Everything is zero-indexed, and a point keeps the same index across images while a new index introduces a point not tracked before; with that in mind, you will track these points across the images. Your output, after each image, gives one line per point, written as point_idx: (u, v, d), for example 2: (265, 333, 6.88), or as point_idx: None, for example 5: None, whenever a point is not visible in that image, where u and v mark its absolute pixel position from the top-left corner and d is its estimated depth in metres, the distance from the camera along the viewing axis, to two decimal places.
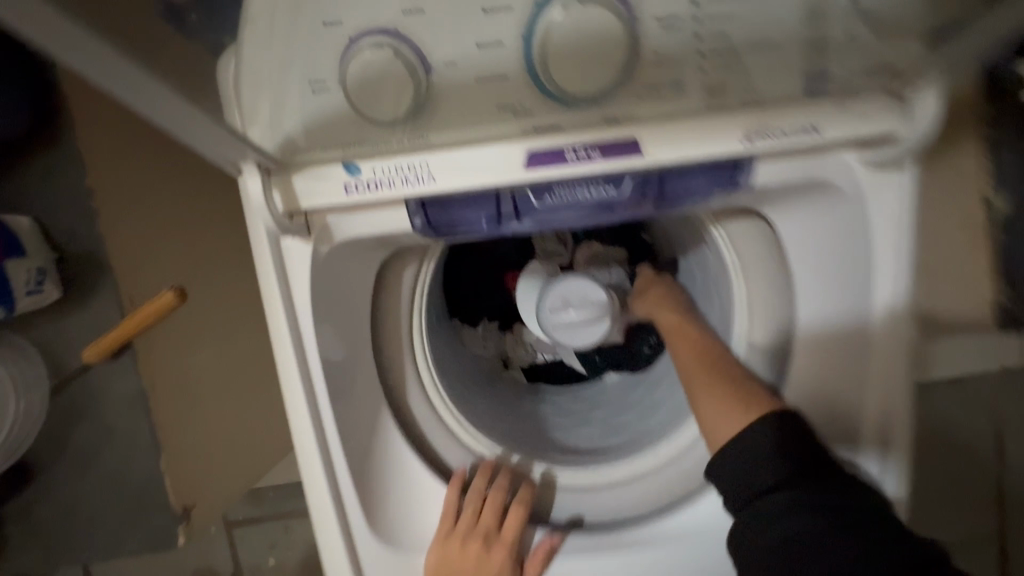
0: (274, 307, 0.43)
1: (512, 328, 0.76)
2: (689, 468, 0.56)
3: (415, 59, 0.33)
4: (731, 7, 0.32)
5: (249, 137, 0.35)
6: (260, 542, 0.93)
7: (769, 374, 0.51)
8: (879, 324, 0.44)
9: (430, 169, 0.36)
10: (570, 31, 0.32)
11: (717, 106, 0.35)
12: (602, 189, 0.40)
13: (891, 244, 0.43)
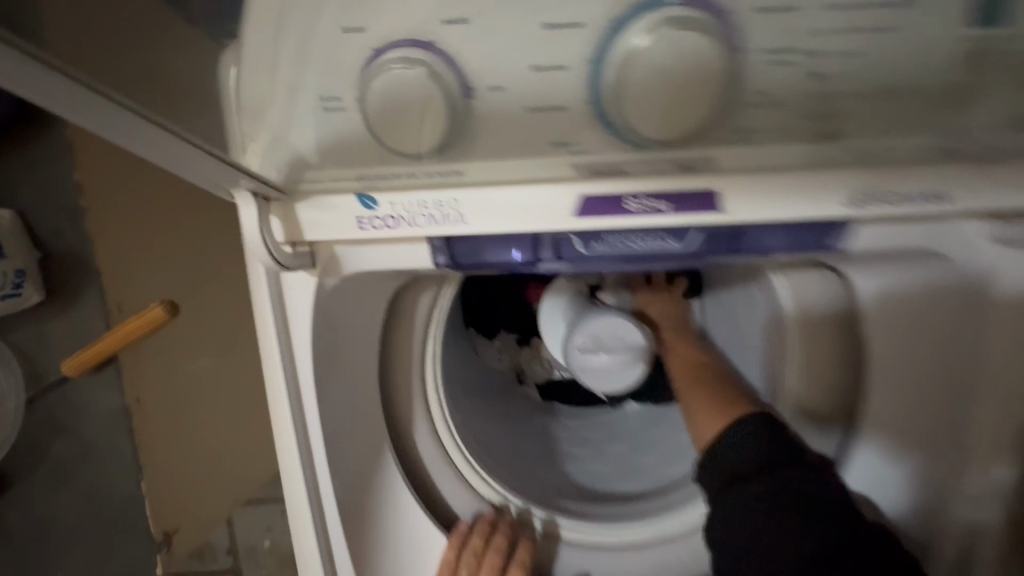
0: (267, 343, 0.37)
1: (530, 343, 0.70)
2: None
3: (452, 79, 0.27)
4: (852, 43, 0.27)
5: (246, 165, 0.30)
6: None
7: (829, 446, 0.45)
8: (980, 430, 0.36)
9: (460, 208, 0.30)
10: (650, 61, 0.26)
11: (821, 159, 0.29)
12: (661, 242, 0.33)
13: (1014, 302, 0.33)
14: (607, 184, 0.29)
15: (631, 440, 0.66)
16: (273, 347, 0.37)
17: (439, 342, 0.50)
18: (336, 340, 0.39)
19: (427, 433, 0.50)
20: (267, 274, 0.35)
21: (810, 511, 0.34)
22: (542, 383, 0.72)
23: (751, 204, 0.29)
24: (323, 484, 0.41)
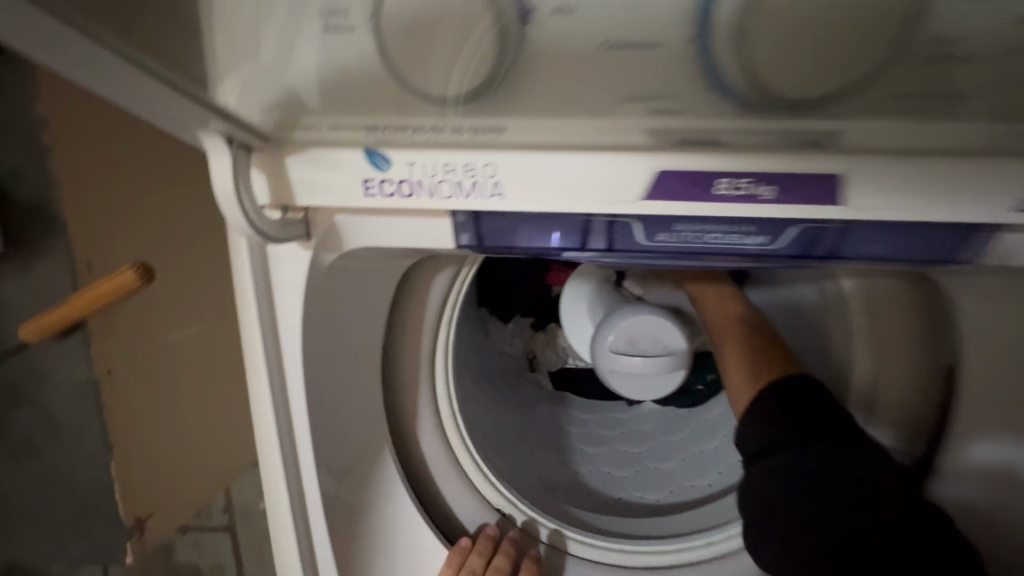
0: (249, 324, 0.30)
1: (546, 328, 0.62)
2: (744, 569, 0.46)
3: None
4: None
5: (222, 102, 0.22)
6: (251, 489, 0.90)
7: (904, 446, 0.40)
8: None
9: (499, 177, 0.23)
10: None
11: (995, 141, 0.21)
12: (746, 235, 0.26)
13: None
14: (698, 157, 0.22)
15: (651, 443, 0.59)
16: (256, 331, 0.31)
17: (453, 330, 0.44)
18: (333, 325, 0.33)
19: (433, 429, 0.45)
20: (249, 240, 0.28)
21: (833, 497, 0.33)
22: (555, 372, 0.63)
23: (885, 197, 0.22)
24: (311, 493, 0.35)
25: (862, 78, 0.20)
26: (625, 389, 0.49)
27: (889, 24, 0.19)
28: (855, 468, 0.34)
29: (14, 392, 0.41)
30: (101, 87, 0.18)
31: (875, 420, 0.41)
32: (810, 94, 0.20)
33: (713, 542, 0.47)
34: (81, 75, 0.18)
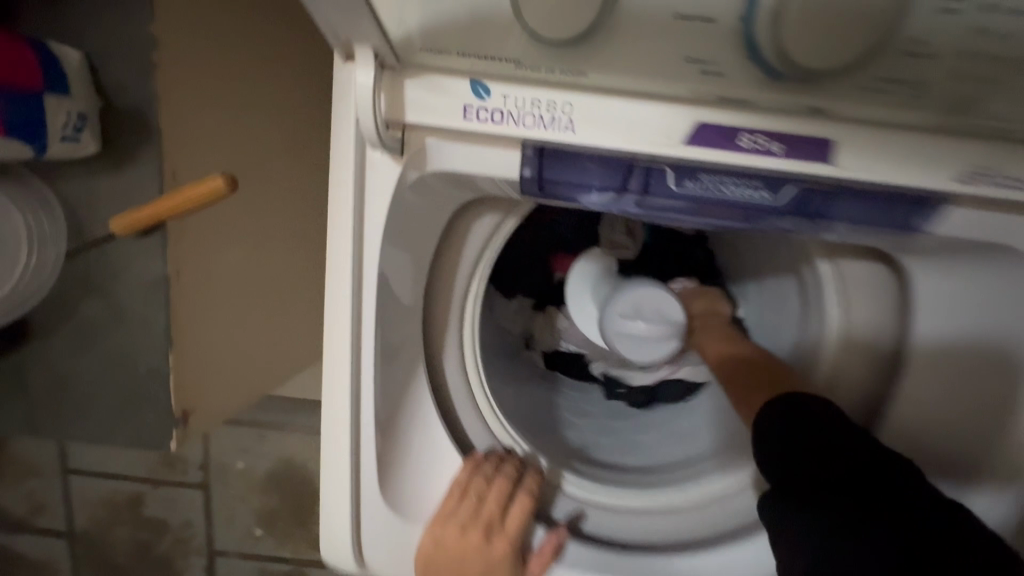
0: (337, 228, 0.36)
1: (546, 309, 0.69)
2: (722, 514, 0.50)
3: None
4: None
5: (378, 17, 0.26)
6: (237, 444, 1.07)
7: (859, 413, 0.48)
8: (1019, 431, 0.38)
9: (573, 115, 0.30)
10: None
11: (946, 127, 0.28)
12: (755, 191, 0.33)
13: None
14: (728, 113, 0.29)
15: (634, 418, 0.66)
16: (343, 237, 0.36)
17: (483, 274, 0.50)
18: (400, 244, 0.38)
19: (457, 362, 0.50)
20: (353, 151, 0.34)
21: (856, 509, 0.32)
22: (548, 352, 0.70)
23: (864, 163, 0.29)
24: (365, 388, 0.41)
25: (865, 62, 0.25)
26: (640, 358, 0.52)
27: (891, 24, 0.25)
28: (831, 469, 0.34)
29: (86, 281, 0.45)
30: None
31: (839, 390, 0.48)
32: (826, 70, 0.26)
33: (692, 493, 0.52)
34: None
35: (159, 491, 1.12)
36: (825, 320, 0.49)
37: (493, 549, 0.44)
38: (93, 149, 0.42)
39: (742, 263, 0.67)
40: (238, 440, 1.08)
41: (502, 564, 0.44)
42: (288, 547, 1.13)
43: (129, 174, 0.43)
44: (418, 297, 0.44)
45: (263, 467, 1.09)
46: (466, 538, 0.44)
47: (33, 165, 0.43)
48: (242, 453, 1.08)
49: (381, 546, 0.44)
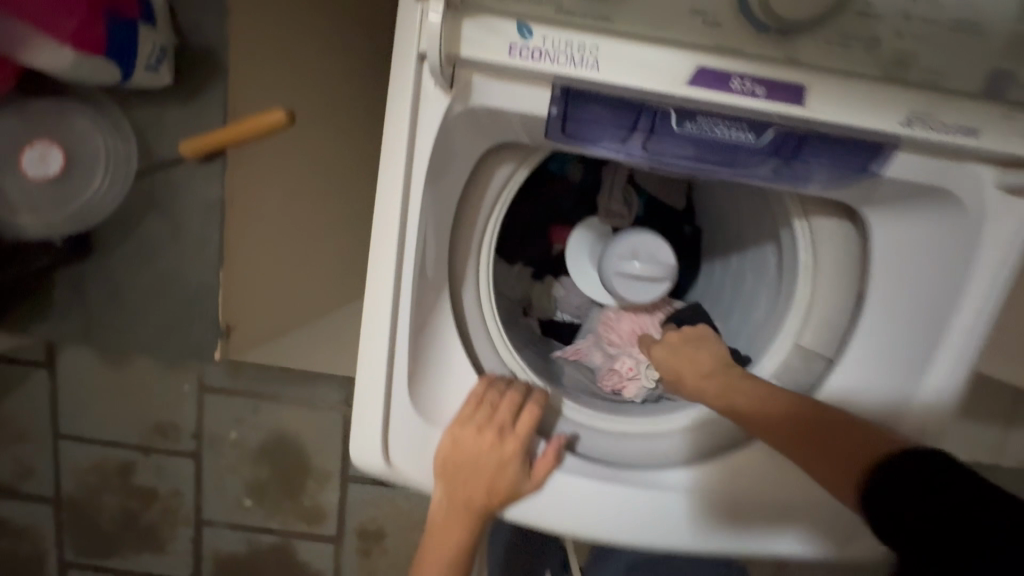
0: (392, 151, 0.42)
1: (543, 278, 0.77)
2: (701, 437, 0.57)
3: None
4: None
5: None
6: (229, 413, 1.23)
7: (821, 347, 0.57)
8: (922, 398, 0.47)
9: (598, 56, 0.36)
10: None
11: (893, 79, 0.36)
12: (742, 132, 0.41)
13: (941, 384, 0.47)
14: (723, 61, 0.36)
15: None
16: (396, 158, 0.42)
17: (499, 217, 0.56)
18: (440, 172, 0.45)
19: (474, 296, 0.56)
20: (410, 84, 0.40)
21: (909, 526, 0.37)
22: (543, 319, 0.77)
23: (830, 107, 0.36)
24: (403, 297, 0.47)
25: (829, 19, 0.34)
26: (642, 298, 0.61)
27: None
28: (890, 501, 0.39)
29: None
30: None
31: (806, 327, 0.57)
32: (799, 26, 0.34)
33: (676, 421, 0.59)
34: None
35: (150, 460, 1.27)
36: (797, 268, 0.57)
37: (505, 451, 0.50)
38: None
39: (726, 235, 0.76)
40: (233, 410, 1.23)
41: (512, 464, 0.51)
42: (277, 518, 1.30)
43: None
44: (446, 228, 0.51)
45: (256, 438, 1.25)
46: (485, 439, 0.50)
47: None
48: (237, 423, 1.23)
49: (406, 445, 0.50)
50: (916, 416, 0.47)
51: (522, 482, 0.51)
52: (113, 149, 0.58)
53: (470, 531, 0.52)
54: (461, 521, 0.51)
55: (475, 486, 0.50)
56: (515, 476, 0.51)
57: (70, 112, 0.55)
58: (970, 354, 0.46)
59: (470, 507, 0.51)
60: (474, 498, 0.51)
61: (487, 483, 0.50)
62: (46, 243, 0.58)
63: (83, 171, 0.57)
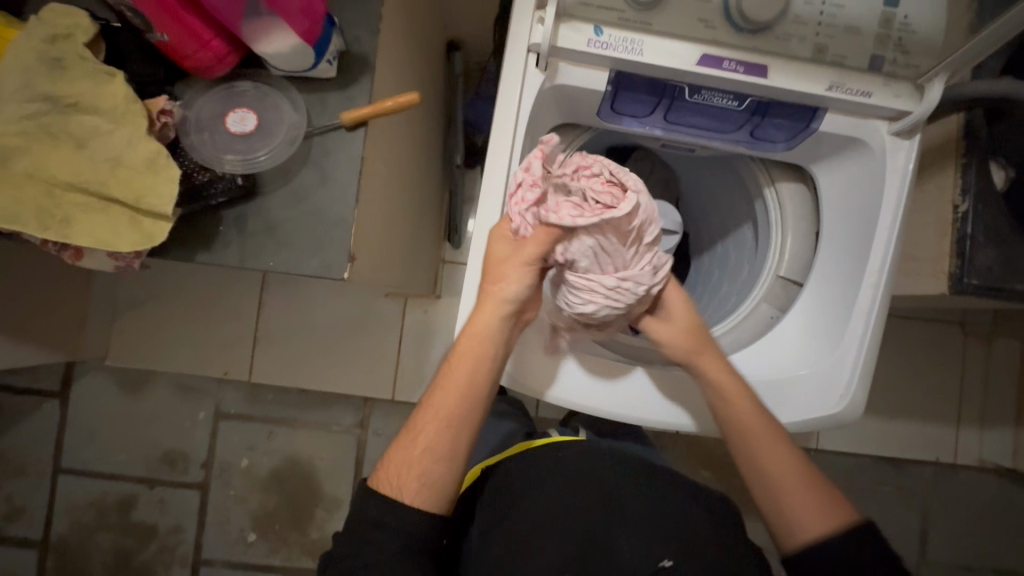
0: (503, 112, 0.63)
1: None
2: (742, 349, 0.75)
3: None
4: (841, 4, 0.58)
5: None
6: (243, 441, 1.42)
7: (793, 273, 0.76)
8: (855, 328, 0.67)
9: (642, 47, 0.59)
10: None
11: (817, 61, 0.60)
12: (729, 100, 0.64)
13: (862, 332, 0.67)
14: (719, 49, 0.60)
15: None
16: (505, 116, 0.63)
17: None
18: (528, 130, 0.65)
19: None
20: (518, 69, 0.62)
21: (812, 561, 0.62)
22: None
23: (783, 76, 0.60)
24: (502, 217, 0.64)
25: (777, 22, 0.58)
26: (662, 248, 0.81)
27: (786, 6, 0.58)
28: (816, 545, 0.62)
29: (307, 157, 0.68)
30: None
31: (783, 262, 0.76)
32: (762, 23, 0.58)
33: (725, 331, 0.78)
34: None
35: (154, 493, 1.42)
36: (771, 218, 0.78)
37: (515, 254, 0.62)
38: (332, 74, 0.67)
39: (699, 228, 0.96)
40: (247, 436, 1.42)
41: (513, 259, 0.62)
42: (279, 553, 1.42)
43: (349, 91, 0.69)
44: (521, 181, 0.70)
45: (267, 465, 1.42)
46: (499, 244, 0.63)
47: (289, 81, 0.68)
48: (248, 450, 1.42)
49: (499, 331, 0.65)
50: (849, 347, 0.67)
51: (517, 288, 0.62)
52: (289, 119, 0.67)
53: (487, 315, 0.63)
54: (468, 336, 0.63)
55: (484, 299, 0.63)
56: (517, 270, 0.62)
57: (241, 90, 0.67)
58: (879, 319, 0.67)
59: (489, 291, 0.63)
60: (480, 314, 0.63)
61: (500, 276, 0.63)
62: (231, 176, 0.65)
63: (265, 131, 0.66)
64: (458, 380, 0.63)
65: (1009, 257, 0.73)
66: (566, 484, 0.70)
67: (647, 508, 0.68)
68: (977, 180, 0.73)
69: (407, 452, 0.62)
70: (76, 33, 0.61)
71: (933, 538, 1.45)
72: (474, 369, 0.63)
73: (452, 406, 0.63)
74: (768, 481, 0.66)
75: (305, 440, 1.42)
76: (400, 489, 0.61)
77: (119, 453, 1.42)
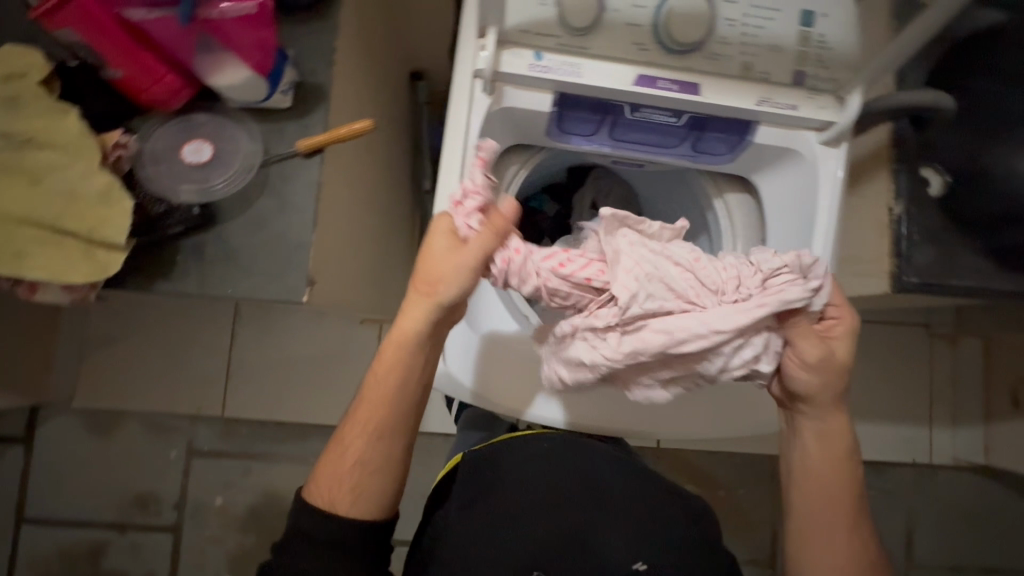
0: (454, 135, 0.65)
1: None
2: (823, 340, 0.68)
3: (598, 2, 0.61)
4: (762, 25, 0.63)
5: (507, 18, 0.62)
6: (217, 478, 1.38)
7: None
8: None
9: (581, 69, 0.63)
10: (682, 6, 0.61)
11: (744, 78, 0.64)
12: (668, 117, 0.68)
13: None
14: (653, 70, 0.63)
15: None
16: (455, 138, 0.65)
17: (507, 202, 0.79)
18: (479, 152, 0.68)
19: None
20: (465, 94, 0.65)
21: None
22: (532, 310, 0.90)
23: (714, 93, 0.63)
24: None
25: (704, 43, 0.62)
26: None
27: (711, 29, 0.62)
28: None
29: (264, 184, 0.69)
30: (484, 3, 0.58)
31: None
32: (688, 45, 0.62)
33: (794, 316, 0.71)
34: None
35: (124, 539, 1.37)
36: (720, 228, 0.81)
37: (444, 258, 0.58)
38: (287, 104, 0.69)
39: None
40: (221, 473, 1.39)
41: (448, 261, 0.58)
42: None
43: (304, 119, 0.71)
44: None
45: (244, 502, 1.38)
46: (434, 250, 0.59)
47: (246, 112, 0.70)
48: (223, 488, 1.38)
49: None
50: None
51: (448, 295, 0.58)
52: (245, 149, 0.69)
53: (417, 314, 0.60)
54: (393, 344, 0.61)
55: (412, 301, 0.61)
56: (446, 276, 0.57)
57: (197, 122, 0.68)
58: None
59: (418, 292, 0.60)
60: (408, 320, 0.61)
61: (429, 278, 0.59)
62: (188, 207, 0.66)
63: (222, 161, 0.68)
64: (385, 385, 0.62)
65: (946, 254, 0.76)
66: (551, 472, 0.68)
67: (627, 497, 0.67)
68: (911, 184, 0.77)
69: (336, 466, 0.62)
70: (31, 72, 0.62)
71: (919, 541, 1.46)
72: (400, 379, 0.62)
73: (376, 416, 0.62)
74: (812, 507, 0.66)
75: (281, 475, 1.39)
76: (332, 502, 0.61)
77: (87, 498, 1.37)
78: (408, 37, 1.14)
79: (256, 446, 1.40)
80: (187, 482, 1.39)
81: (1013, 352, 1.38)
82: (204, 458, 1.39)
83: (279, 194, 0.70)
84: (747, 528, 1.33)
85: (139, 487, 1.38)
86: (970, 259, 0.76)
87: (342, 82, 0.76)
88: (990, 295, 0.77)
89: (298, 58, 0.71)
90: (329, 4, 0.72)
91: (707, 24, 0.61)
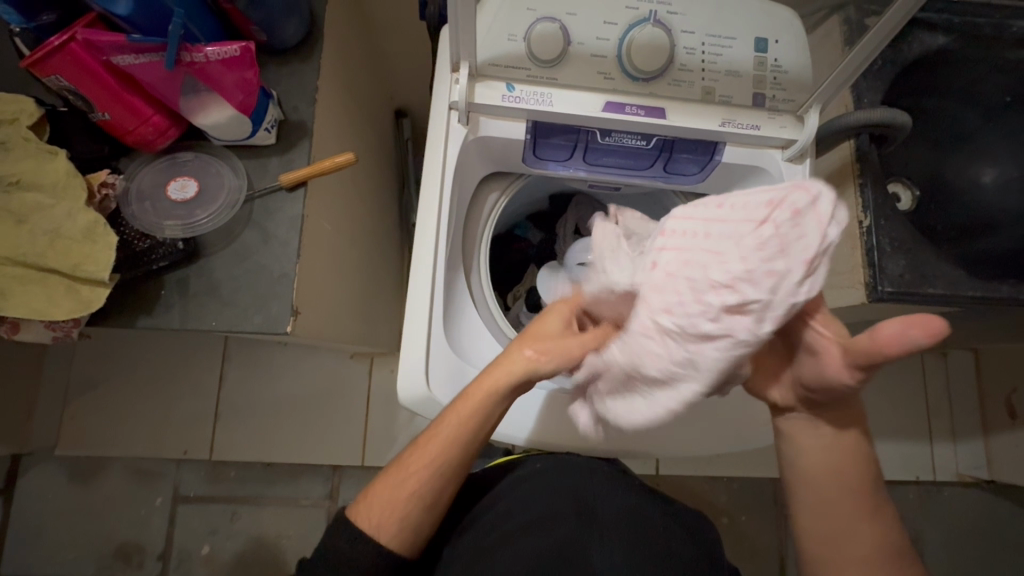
0: (433, 163, 0.68)
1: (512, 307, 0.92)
2: None
3: (566, 34, 0.64)
4: (721, 52, 0.66)
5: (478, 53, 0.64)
6: (204, 525, 1.34)
7: None
8: None
9: (551, 98, 0.66)
10: (645, 36, 0.64)
11: (707, 102, 0.67)
12: (639, 140, 0.71)
13: None
14: (619, 96, 0.66)
15: None
16: (434, 165, 0.68)
17: (489, 228, 0.81)
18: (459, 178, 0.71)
19: (478, 284, 0.79)
20: (443, 126, 0.68)
21: None
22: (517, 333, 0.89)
23: (679, 117, 0.67)
24: (439, 256, 0.67)
25: (666, 71, 0.65)
26: None
27: (673, 58, 0.65)
28: None
29: (249, 217, 0.70)
30: (456, 38, 0.61)
31: None
32: (652, 73, 0.65)
33: None
34: (456, 32, 0.60)
35: None
36: None
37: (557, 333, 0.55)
38: (272, 140, 0.72)
39: None
40: (209, 519, 1.34)
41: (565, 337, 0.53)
42: None
43: (288, 154, 0.73)
44: (457, 225, 0.74)
45: (231, 549, 1.33)
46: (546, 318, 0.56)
47: (232, 150, 0.72)
48: (210, 535, 1.34)
49: (442, 364, 0.65)
50: None
51: (547, 366, 0.53)
52: (231, 184, 0.71)
53: (514, 376, 0.54)
54: (481, 397, 0.54)
55: (510, 361, 0.54)
56: (557, 346, 0.53)
57: (185, 161, 0.71)
58: None
59: (518, 357, 0.54)
60: (500, 373, 0.54)
61: (534, 344, 0.54)
62: (172, 241, 0.67)
63: (209, 197, 0.70)
64: (449, 431, 0.55)
65: (916, 263, 0.78)
66: (537, 492, 0.67)
67: (613, 509, 0.65)
68: (877, 197, 0.80)
69: (391, 491, 0.57)
70: (21, 118, 0.64)
71: (929, 561, 1.41)
72: (472, 433, 0.56)
73: (441, 460, 0.56)
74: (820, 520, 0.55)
75: (270, 518, 1.35)
76: (376, 532, 0.56)
77: (67, 551, 1.31)
78: (391, 77, 1.19)
79: (244, 489, 1.36)
80: (172, 530, 1.34)
81: (1001, 363, 1.38)
82: (190, 503, 1.35)
83: (261, 227, 0.71)
84: (752, 556, 1.29)
85: (122, 536, 1.33)
86: (941, 268, 0.78)
87: (326, 119, 0.79)
88: (965, 301, 0.78)
89: (282, 98, 0.74)
90: (312, 47, 0.75)
91: (669, 52, 0.65)
